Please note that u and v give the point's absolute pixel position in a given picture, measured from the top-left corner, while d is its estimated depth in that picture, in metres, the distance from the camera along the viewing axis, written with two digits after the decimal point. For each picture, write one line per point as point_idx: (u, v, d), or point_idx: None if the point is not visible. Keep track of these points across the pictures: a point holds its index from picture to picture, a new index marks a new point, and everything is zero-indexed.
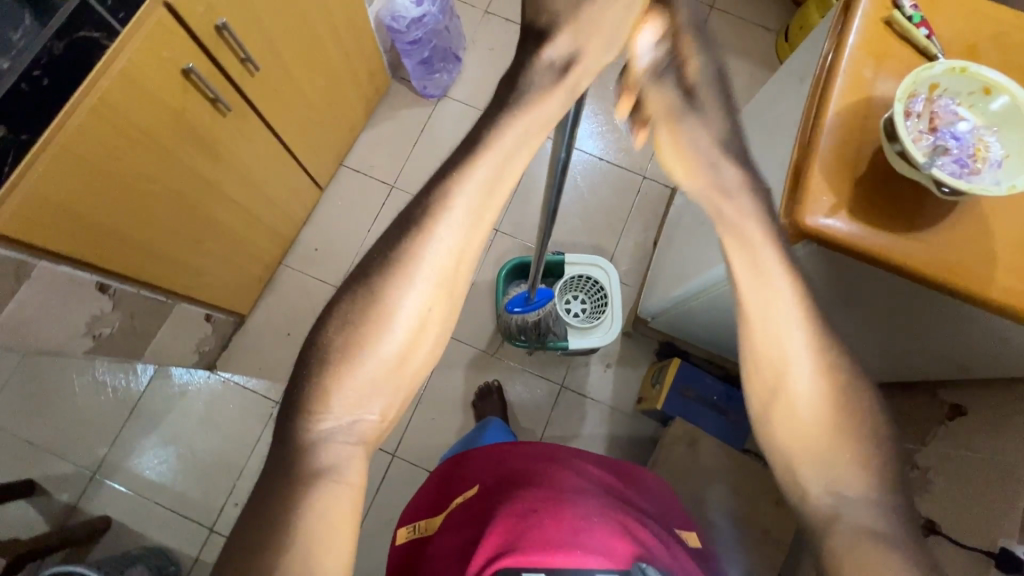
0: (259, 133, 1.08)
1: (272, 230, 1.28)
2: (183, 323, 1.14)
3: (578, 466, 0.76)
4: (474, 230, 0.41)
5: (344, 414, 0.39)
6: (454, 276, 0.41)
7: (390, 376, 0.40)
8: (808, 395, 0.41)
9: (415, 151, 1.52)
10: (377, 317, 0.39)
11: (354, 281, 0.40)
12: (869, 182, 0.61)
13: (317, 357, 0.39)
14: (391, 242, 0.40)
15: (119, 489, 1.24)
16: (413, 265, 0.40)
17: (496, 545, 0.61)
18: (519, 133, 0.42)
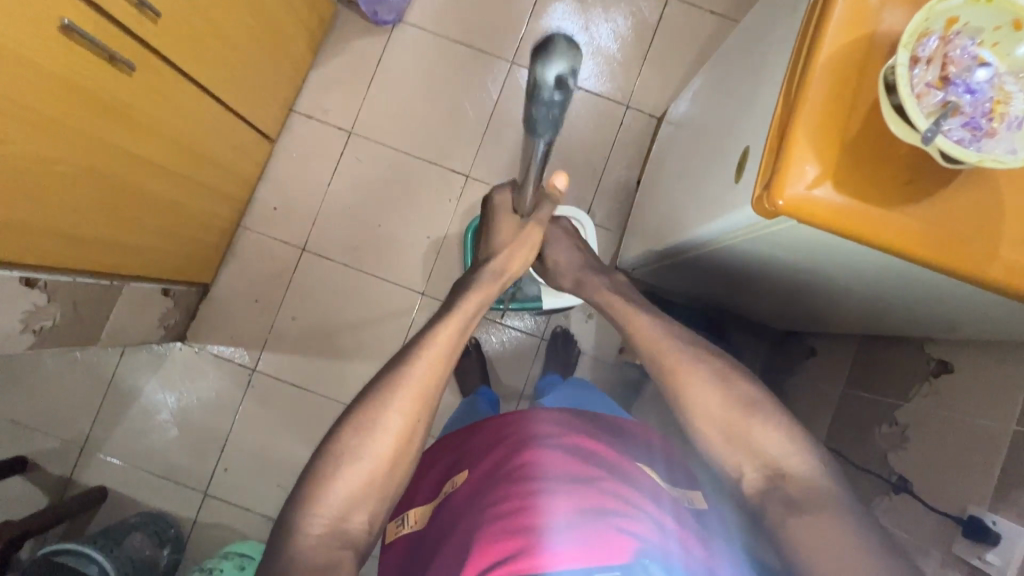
0: (180, 91, 0.94)
1: (220, 193, 1.19)
2: (136, 300, 1.10)
3: (564, 444, 0.69)
4: (438, 375, 0.63)
5: (337, 516, 0.56)
6: (424, 407, 0.61)
7: (376, 484, 0.58)
8: (716, 411, 0.63)
9: (372, 89, 1.36)
10: (373, 435, 0.59)
11: (350, 415, 0.61)
12: (861, 145, 0.52)
13: (325, 469, 0.58)
14: (379, 384, 0.62)
15: (110, 461, 1.27)
16: (392, 401, 0.60)
17: (487, 556, 0.55)
18: (471, 307, 0.69)
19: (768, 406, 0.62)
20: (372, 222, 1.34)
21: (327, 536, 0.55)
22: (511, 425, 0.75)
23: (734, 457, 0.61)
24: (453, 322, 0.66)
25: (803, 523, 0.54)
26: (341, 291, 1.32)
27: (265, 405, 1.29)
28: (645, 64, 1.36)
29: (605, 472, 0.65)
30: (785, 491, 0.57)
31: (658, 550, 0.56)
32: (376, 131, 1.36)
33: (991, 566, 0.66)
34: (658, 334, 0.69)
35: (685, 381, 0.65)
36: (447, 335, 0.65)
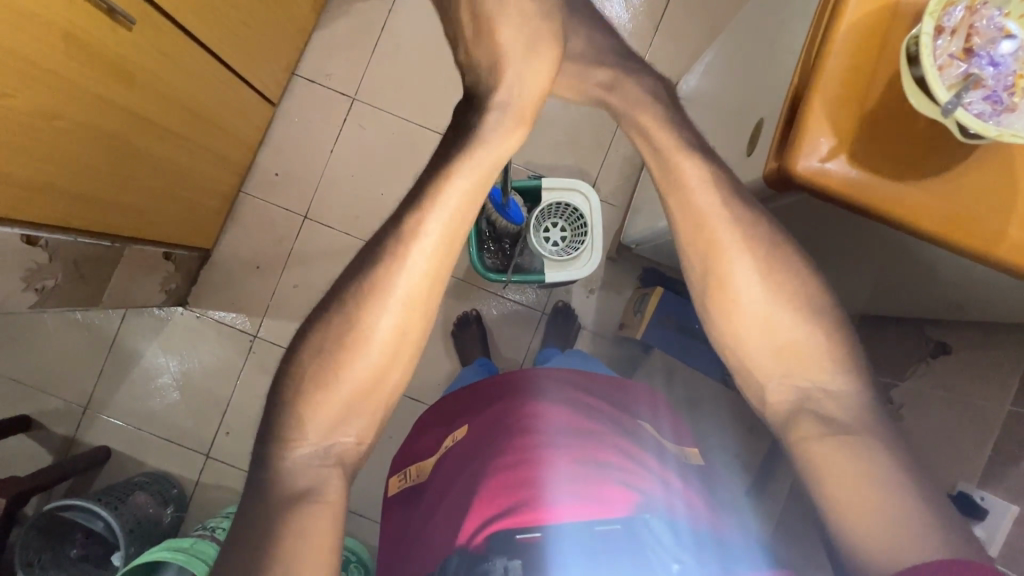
0: (182, 48, 0.91)
1: (221, 156, 1.17)
2: (137, 263, 1.10)
3: (565, 399, 0.70)
4: (417, 281, 0.61)
5: (323, 434, 0.57)
6: (405, 320, 0.60)
7: (360, 397, 0.59)
8: (758, 309, 0.62)
9: (377, 55, 1.33)
10: (351, 351, 0.58)
11: (327, 324, 0.59)
12: (878, 118, 0.51)
13: (303, 389, 0.58)
14: (358, 287, 0.60)
15: (113, 422, 1.29)
16: (374, 307, 0.59)
17: (491, 508, 0.57)
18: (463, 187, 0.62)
19: (805, 308, 0.62)
20: (375, 190, 1.33)
21: (313, 453, 0.57)
22: (512, 378, 0.75)
23: (766, 359, 0.62)
24: (433, 215, 0.61)
25: (830, 444, 0.56)
26: (343, 260, 1.32)
27: (268, 372, 1.30)
28: (657, 36, 1.32)
29: (606, 427, 0.67)
30: (816, 409, 0.59)
31: (657, 503, 0.59)
32: (380, 97, 1.33)
33: (975, 539, 0.68)
34: (711, 205, 0.65)
35: (732, 279, 0.64)
36: (427, 234, 0.61)
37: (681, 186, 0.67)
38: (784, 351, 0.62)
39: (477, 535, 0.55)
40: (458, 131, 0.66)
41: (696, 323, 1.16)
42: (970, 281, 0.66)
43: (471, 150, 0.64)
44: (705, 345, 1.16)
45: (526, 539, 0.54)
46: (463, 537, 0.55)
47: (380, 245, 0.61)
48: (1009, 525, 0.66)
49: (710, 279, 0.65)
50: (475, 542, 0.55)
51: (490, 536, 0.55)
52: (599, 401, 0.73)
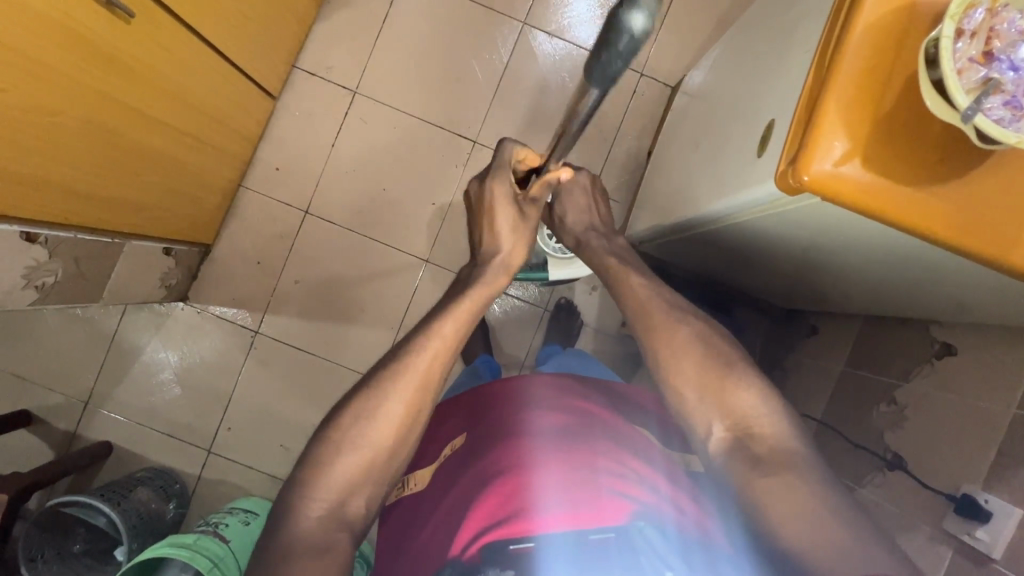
0: (182, 42, 0.90)
1: (221, 151, 1.16)
2: (138, 259, 1.09)
3: (560, 409, 0.70)
4: (439, 362, 0.62)
5: (336, 500, 0.56)
6: (425, 395, 0.61)
7: (375, 465, 0.58)
8: (686, 348, 0.64)
9: (378, 47, 1.31)
10: (370, 424, 0.58)
11: (353, 394, 0.61)
12: (894, 121, 0.50)
13: (320, 455, 0.57)
14: (385, 364, 0.62)
15: (114, 418, 1.28)
16: (398, 378, 0.60)
17: (485, 519, 0.57)
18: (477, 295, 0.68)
19: (739, 364, 0.62)
20: (376, 185, 1.31)
21: (325, 520, 0.55)
22: (507, 389, 0.76)
23: (693, 401, 0.62)
24: (454, 314, 0.65)
25: (770, 484, 0.53)
26: (344, 256, 1.31)
27: (269, 368, 1.30)
28: (661, 30, 1.31)
29: (600, 436, 0.66)
30: (752, 450, 0.56)
31: (651, 511, 0.57)
32: (382, 91, 1.31)
33: (978, 541, 0.69)
34: (647, 288, 0.71)
35: (665, 338, 0.65)
36: (448, 326, 0.64)
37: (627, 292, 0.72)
38: (708, 393, 0.61)
39: (470, 545, 0.54)
40: (475, 261, 0.74)
41: None
42: (977, 285, 0.66)
43: (482, 274, 0.71)
44: None
45: (518, 549, 0.53)
46: (456, 548, 0.55)
47: (404, 338, 0.64)
48: (1013, 528, 0.66)
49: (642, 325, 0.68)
50: (467, 553, 0.54)
51: (483, 546, 0.54)
52: (596, 410, 0.72)
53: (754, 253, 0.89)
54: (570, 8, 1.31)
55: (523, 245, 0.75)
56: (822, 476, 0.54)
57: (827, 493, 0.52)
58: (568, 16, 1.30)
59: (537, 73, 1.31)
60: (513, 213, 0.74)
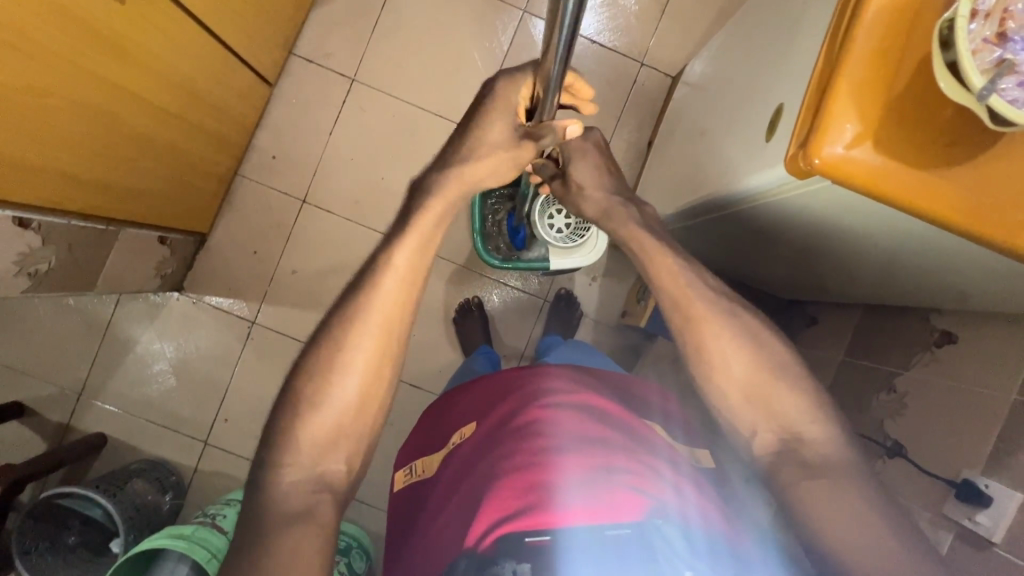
0: (177, 23, 0.88)
1: (216, 137, 1.14)
2: (133, 248, 1.07)
3: (572, 400, 0.68)
4: (395, 304, 0.60)
5: (311, 459, 0.56)
6: (385, 341, 0.60)
7: (347, 421, 0.58)
8: (733, 353, 0.63)
9: (376, 34, 1.29)
10: (332, 377, 0.58)
11: (310, 347, 0.60)
12: (907, 104, 0.50)
13: (290, 414, 0.57)
14: (339, 311, 0.60)
15: (108, 409, 1.27)
16: (356, 322, 0.59)
17: (500, 511, 0.56)
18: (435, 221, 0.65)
19: (786, 367, 0.63)
20: (375, 174, 1.30)
21: (303, 479, 0.55)
22: (520, 379, 0.74)
23: (738, 404, 0.62)
24: (407, 246, 0.63)
25: (814, 489, 0.56)
26: (342, 246, 1.30)
27: (266, 359, 1.28)
28: (662, 19, 1.30)
29: (615, 430, 0.65)
30: (799, 456, 0.58)
31: (667, 508, 0.57)
32: (380, 79, 1.30)
33: (979, 525, 0.70)
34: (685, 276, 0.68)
35: (709, 338, 0.64)
36: (402, 259, 0.62)
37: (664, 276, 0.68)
38: (757, 399, 0.62)
39: (484, 538, 0.53)
40: (435, 168, 0.70)
41: None
42: (982, 273, 0.66)
43: (437, 192, 0.67)
44: None
45: (534, 542, 0.52)
46: (471, 540, 0.54)
47: (357, 278, 0.62)
48: (1014, 512, 0.67)
49: (684, 323, 0.66)
50: (482, 545, 0.53)
51: (499, 537, 0.53)
52: (610, 403, 0.71)
53: (756, 242, 0.89)
54: None
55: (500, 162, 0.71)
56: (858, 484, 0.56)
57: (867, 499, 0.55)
58: None
59: (537, 62, 1.30)
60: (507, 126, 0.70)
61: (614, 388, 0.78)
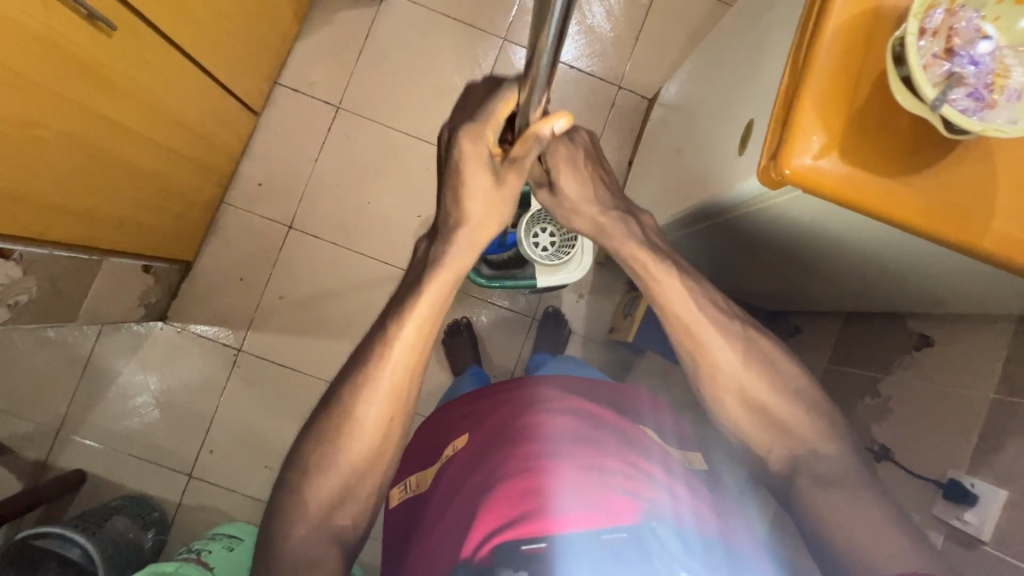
0: (163, 54, 0.90)
1: (202, 165, 1.15)
2: (117, 277, 1.06)
3: (566, 405, 0.68)
4: (409, 368, 0.59)
5: (319, 517, 0.56)
6: (396, 407, 0.58)
7: (355, 481, 0.57)
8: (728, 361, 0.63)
9: (360, 64, 1.33)
10: (343, 440, 0.57)
11: (321, 406, 0.59)
12: (867, 116, 0.53)
13: (301, 472, 0.57)
14: (350, 372, 0.59)
15: (88, 445, 1.23)
16: (365, 388, 0.57)
17: (496, 519, 0.56)
18: (444, 279, 0.61)
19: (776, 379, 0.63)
20: (361, 199, 1.31)
21: (312, 535, 0.55)
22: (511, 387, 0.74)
23: (734, 416, 0.63)
24: (414, 314, 0.59)
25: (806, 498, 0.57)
26: (330, 271, 1.30)
27: (253, 387, 1.27)
28: (637, 44, 1.35)
29: (608, 432, 0.65)
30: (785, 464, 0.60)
31: (661, 509, 0.58)
32: (365, 106, 1.32)
33: (967, 525, 0.71)
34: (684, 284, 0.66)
35: (710, 351, 0.63)
36: (411, 328, 0.59)
37: (661, 295, 0.65)
38: (753, 408, 0.62)
39: (481, 547, 0.54)
40: (436, 236, 0.64)
41: None
42: (951, 276, 0.69)
43: (446, 252, 0.62)
44: None
45: (530, 549, 0.53)
46: (467, 550, 0.54)
47: (369, 336, 0.60)
48: (999, 509, 0.68)
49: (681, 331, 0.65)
50: (479, 554, 0.54)
51: (495, 547, 0.54)
52: (604, 406, 0.72)
53: (736, 254, 0.92)
54: None
55: (498, 210, 0.63)
56: (843, 485, 0.57)
57: (854, 499, 0.56)
58: None
59: None
60: (486, 175, 0.60)
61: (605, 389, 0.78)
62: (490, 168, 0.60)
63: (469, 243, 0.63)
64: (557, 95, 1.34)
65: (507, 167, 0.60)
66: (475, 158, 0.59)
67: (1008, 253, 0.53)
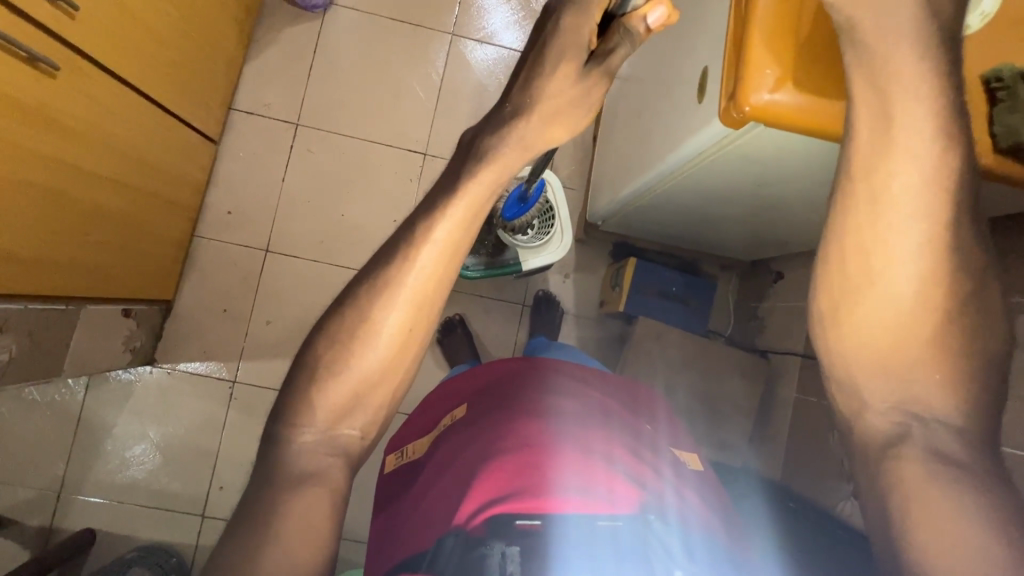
0: (111, 91, 0.88)
1: (167, 200, 1.13)
2: (97, 325, 1.04)
3: (578, 398, 0.72)
4: (431, 285, 0.58)
5: (327, 423, 0.56)
6: (417, 315, 0.58)
7: (369, 389, 0.57)
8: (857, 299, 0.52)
9: (314, 78, 1.32)
10: (362, 344, 0.56)
11: (345, 303, 0.58)
12: (814, 45, 0.55)
13: (316, 374, 0.56)
14: (380, 271, 0.58)
15: (92, 501, 1.20)
16: (392, 292, 0.57)
17: (491, 492, 0.58)
18: (486, 181, 0.60)
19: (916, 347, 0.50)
20: (335, 213, 1.30)
21: (317, 443, 0.55)
22: (527, 375, 0.76)
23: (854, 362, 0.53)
24: (447, 218, 0.58)
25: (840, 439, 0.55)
26: (315, 288, 1.29)
27: (254, 417, 1.25)
28: None
29: (617, 429, 0.68)
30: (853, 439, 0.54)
31: (660, 500, 0.60)
32: (325, 120, 1.32)
33: None
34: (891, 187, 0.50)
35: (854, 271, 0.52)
36: (441, 235, 0.58)
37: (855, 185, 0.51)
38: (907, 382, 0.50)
39: (475, 516, 0.56)
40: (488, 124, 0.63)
41: (674, 286, 1.21)
42: None
43: (495, 148, 0.61)
44: (685, 306, 1.22)
45: (525, 525, 0.54)
46: (461, 517, 0.56)
47: (400, 235, 0.59)
48: None
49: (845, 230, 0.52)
50: (472, 524, 0.55)
51: (489, 518, 0.55)
52: (615, 404, 0.75)
53: (711, 207, 0.94)
54: (493, 15, 1.36)
55: (569, 105, 0.64)
56: None
57: None
58: (494, 23, 1.36)
59: (473, 80, 1.35)
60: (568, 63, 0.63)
61: (624, 392, 0.80)
62: (579, 59, 0.63)
63: (521, 142, 0.62)
64: None
65: (591, 65, 0.64)
66: (571, 43, 0.62)
67: None
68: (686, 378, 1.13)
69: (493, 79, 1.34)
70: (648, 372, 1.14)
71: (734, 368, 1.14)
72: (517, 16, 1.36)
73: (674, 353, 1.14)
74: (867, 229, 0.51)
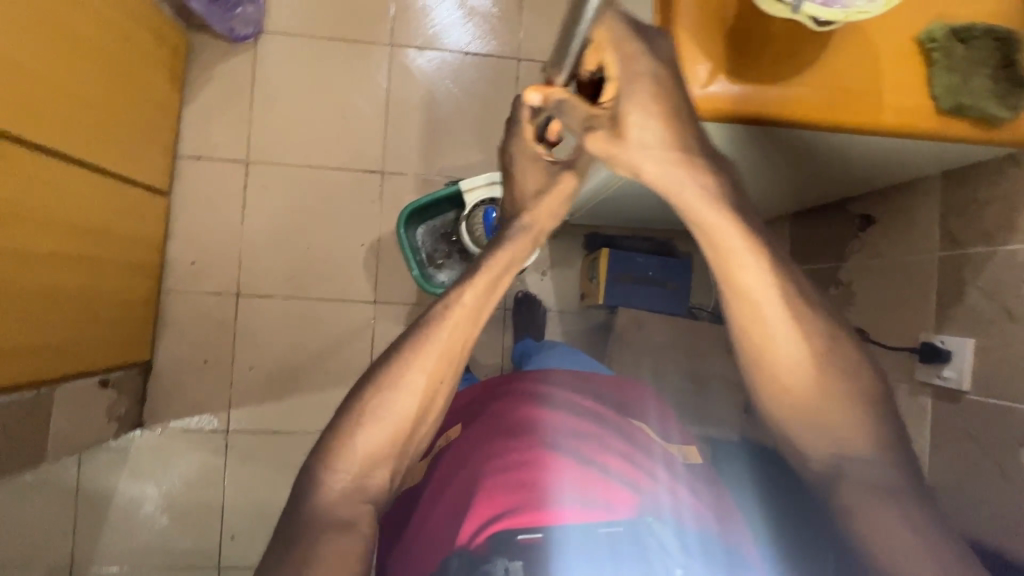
0: (41, 167, 0.85)
1: (125, 263, 1.10)
2: (74, 402, 1.02)
3: (571, 404, 0.70)
4: (464, 332, 0.57)
5: (359, 471, 0.54)
6: (449, 369, 0.57)
7: (404, 438, 0.55)
8: (776, 331, 0.52)
9: (256, 111, 1.28)
10: (398, 394, 0.55)
11: (384, 357, 0.57)
12: (737, 33, 0.53)
13: (351, 422, 0.55)
14: (416, 325, 0.57)
15: (105, 572, 1.20)
16: (425, 346, 0.56)
17: (491, 509, 0.57)
18: (509, 255, 0.59)
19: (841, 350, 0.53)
20: (300, 245, 1.28)
21: (349, 490, 0.54)
22: (518, 387, 0.75)
23: (793, 386, 0.52)
24: (475, 280, 0.57)
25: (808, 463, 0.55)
26: (293, 325, 1.27)
27: (252, 462, 1.24)
28: (523, 13, 1.34)
29: (611, 431, 0.67)
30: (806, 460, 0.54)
31: (660, 505, 0.58)
32: (274, 153, 1.28)
33: (949, 378, 0.80)
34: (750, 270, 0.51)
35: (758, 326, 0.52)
36: (470, 297, 0.57)
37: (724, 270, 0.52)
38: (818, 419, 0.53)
39: (477, 535, 0.54)
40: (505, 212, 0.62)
41: (650, 270, 1.19)
42: (864, 155, 0.71)
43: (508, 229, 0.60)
44: (666, 288, 1.20)
45: (527, 539, 0.53)
46: (463, 539, 0.54)
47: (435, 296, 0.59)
48: (970, 355, 0.77)
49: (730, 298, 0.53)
50: (474, 544, 0.53)
51: (490, 535, 0.54)
52: (607, 408, 0.73)
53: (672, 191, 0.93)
54: (430, 18, 1.32)
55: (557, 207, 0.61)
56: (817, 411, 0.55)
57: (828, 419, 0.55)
58: (431, 27, 1.32)
59: (419, 89, 1.31)
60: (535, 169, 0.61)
61: (615, 397, 0.79)
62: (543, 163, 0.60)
63: (525, 225, 0.60)
64: (461, 85, 1.32)
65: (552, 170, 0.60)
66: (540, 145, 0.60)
67: (908, 121, 0.55)
68: (673, 360, 1.13)
69: (439, 85, 1.31)
70: (635, 360, 1.14)
71: (719, 343, 1.14)
72: (454, 16, 1.32)
73: (658, 337, 1.14)
74: (751, 304, 0.52)
